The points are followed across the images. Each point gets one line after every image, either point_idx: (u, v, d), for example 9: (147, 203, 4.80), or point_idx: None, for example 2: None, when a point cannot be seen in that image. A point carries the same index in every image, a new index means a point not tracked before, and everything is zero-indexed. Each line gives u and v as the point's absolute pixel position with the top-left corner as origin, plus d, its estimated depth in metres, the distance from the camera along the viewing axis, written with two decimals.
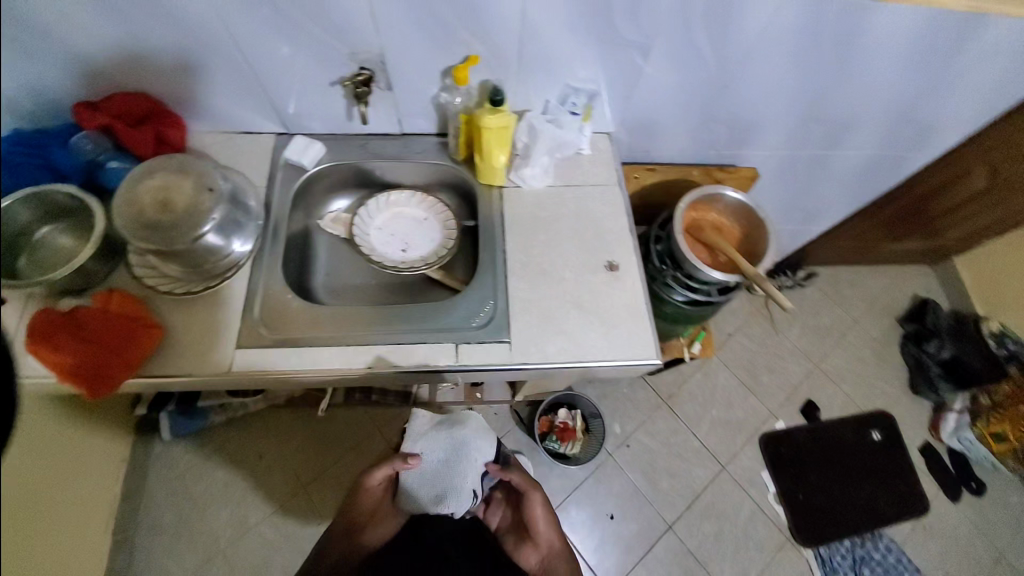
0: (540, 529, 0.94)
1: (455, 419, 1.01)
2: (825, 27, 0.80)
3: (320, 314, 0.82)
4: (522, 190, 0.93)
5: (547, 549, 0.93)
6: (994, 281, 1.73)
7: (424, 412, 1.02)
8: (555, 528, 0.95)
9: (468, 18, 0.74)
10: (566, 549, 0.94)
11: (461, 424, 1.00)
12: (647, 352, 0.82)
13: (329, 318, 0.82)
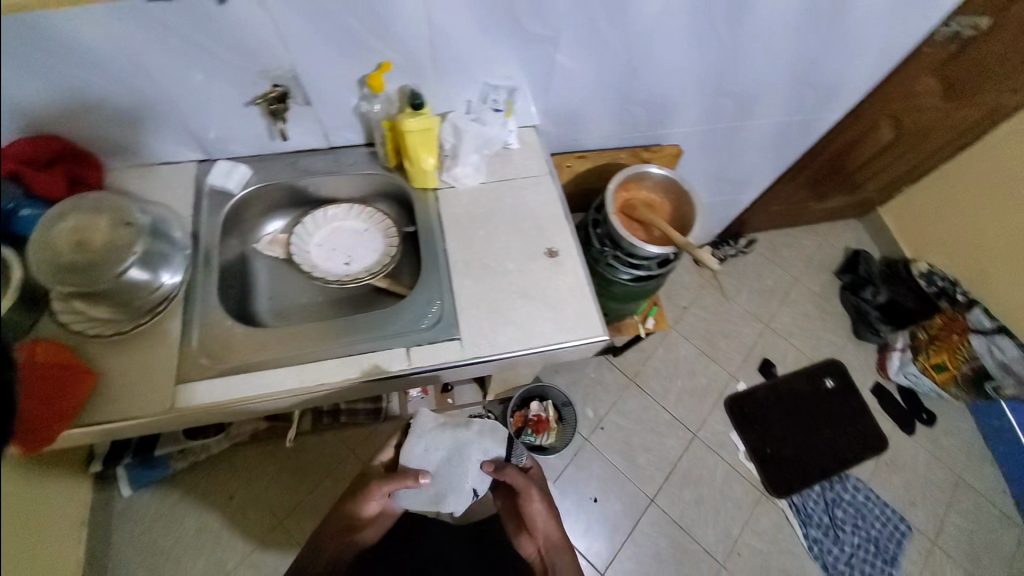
0: (537, 523, 0.97)
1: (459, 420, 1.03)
2: (716, 7, 0.85)
3: (264, 338, 0.81)
4: (456, 190, 0.95)
5: (546, 543, 0.95)
6: (916, 226, 1.87)
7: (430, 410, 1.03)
8: (553, 522, 0.97)
9: (376, 27, 0.75)
10: (564, 544, 0.95)
11: (465, 426, 1.02)
12: (595, 330, 0.85)
13: (273, 339, 0.81)
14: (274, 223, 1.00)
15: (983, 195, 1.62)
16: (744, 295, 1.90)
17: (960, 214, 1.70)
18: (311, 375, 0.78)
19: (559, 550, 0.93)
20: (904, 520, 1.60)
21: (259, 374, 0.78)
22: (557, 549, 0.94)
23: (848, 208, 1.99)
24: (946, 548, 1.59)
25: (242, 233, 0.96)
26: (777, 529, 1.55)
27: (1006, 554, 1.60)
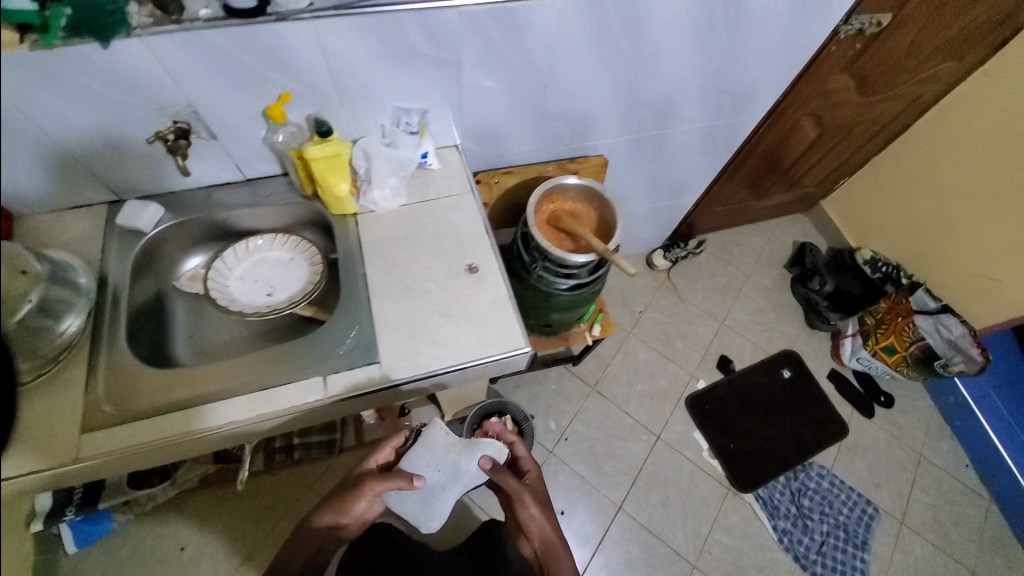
0: (533, 528, 0.93)
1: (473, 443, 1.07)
2: (609, 21, 0.88)
3: (174, 378, 0.79)
4: (376, 214, 0.95)
5: (541, 546, 0.92)
6: (856, 215, 1.93)
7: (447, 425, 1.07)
8: (549, 523, 0.93)
9: (268, 59, 0.76)
10: (562, 544, 0.92)
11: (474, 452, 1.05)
12: (517, 342, 0.85)
13: (183, 380, 0.79)
14: (193, 259, 0.99)
15: (916, 182, 1.68)
16: (698, 295, 1.93)
17: (898, 202, 1.76)
18: (225, 413, 0.78)
19: (557, 546, 0.91)
20: (871, 502, 1.59)
21: (168, 416, 0.77)
22: (555, 547, 0.91)
23: (793, 203, 2.04)
24: (915, 528, 1.57)
25: (159, 273, 0.95)
26: (746, 524, 1.54)
27: (975, 526, 1.59)
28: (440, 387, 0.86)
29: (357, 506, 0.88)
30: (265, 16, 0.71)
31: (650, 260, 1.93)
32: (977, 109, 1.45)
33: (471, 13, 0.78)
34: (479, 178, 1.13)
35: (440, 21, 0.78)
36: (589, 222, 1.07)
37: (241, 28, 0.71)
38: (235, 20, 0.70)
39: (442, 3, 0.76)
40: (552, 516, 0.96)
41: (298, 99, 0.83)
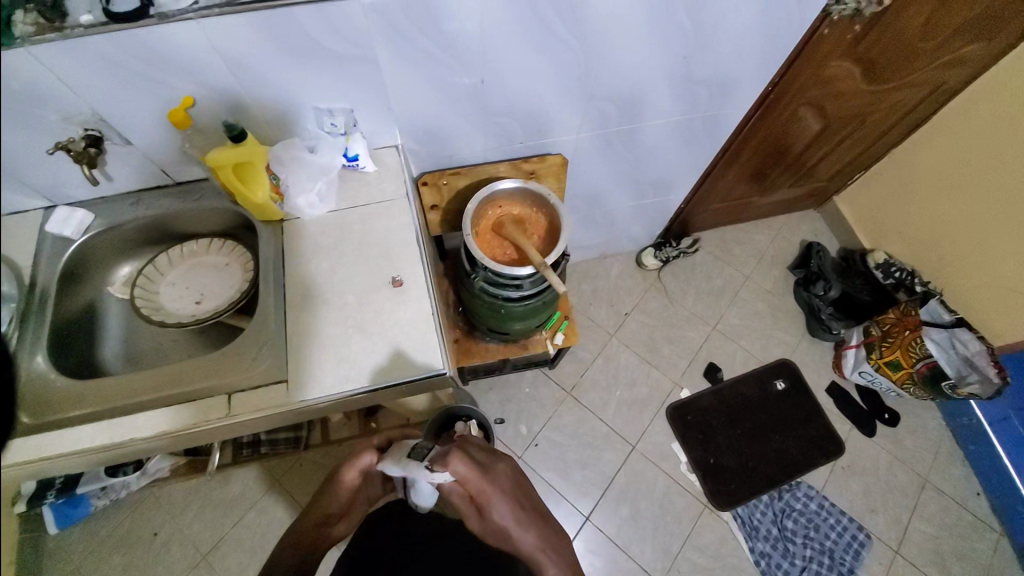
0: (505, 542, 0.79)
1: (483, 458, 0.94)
2: (541, 8, 0.79)
3: (87, 389, 0.78)
4: (303, 220, 0.91)
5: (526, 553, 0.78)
6: (872, 213, 1.75)
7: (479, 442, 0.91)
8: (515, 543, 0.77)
9: (163, 62, 0.71)
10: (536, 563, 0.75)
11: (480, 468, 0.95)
12: (434, 364, 0.81)
13: (91, 394, 0.78)
14: (128, 263, 0.97)
15: (942, 178, 1.49)
16: (690, 297, 1.81)
17: (918, 200, 1.58)
18: (138, 428, 0.77)
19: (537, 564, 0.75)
20: (862, 528, 1.48)
21: (81, 428, 0.77)
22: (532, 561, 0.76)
23: (803, 198, 1.86)
24: (911, 558, 1.46)
25: (92, 278, 0.93)
26: (721, 544, 1.47)
27: (983, 561, 1.45)
28: (355, 405, 0.83)
29: (347, 478, 0.92)
30: (149, 17, 0.67)
31: (639, 260, 1.82)
32: (1010, 97, 1.25)
33: (377, 4, 0.71)
34: (425, 180, 1.08)
35: (343, 13, 0.71)
36: (535, 233, 1.01)
37: (124, 33, 0.66)
38: (114, 25, 0.66)
39: None
40: (520, 530, 0.77)
41: (208, 101, 0.79)
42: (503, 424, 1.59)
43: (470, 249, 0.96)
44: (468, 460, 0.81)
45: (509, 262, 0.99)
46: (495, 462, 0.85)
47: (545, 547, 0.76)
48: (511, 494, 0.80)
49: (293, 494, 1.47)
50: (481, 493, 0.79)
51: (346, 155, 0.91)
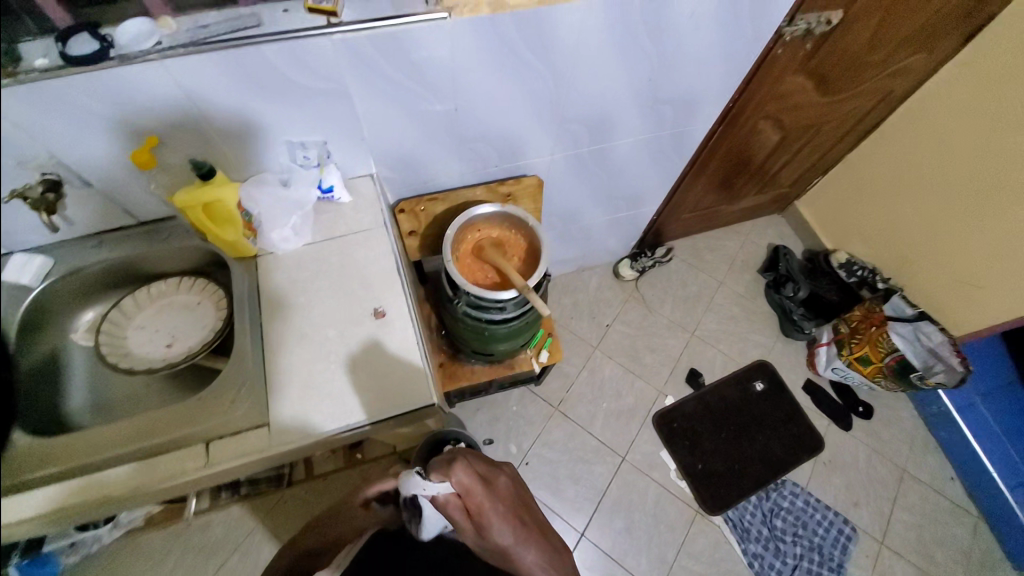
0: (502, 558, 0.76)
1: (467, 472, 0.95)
2: (512, 39, 0.81)
3: (54, 445, 0.73)
4: (278, 255, 0.89)
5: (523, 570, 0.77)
6: (831, 215, 1.84)
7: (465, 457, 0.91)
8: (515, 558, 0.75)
9: (124, 102, 0.69)
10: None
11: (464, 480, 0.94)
12: (422, 395, 0.79)
13: (59, 451, 0.73)
14: (91, 309, 0.93)
15: (894, 181, 1.58)
16: (668, 305, 1.85)
17: (873, 202, 1.67)
18: (114, 484, 0.73)
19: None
20: (847, 521, 1.53)
21: (52, 489, 0.72)
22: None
23: (767, 204, 1.93)
24: (895, 547, 1.51)
25: (54, 327, 0.88)
26: (715, 549, 1.48)
27: (962, 545, 1.51)
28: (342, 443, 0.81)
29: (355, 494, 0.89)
30: (109, 59, 0.65)
31: (617, 271, 1.85)
32: (957, 100, 1.35)
33: (347, 39, 0.71)
34: (402, 207, 1.07)
35: (314, 48, 0.71)
36: (515, 255, 1.01)
37: (82, 76, 0.64)
38: (71, 68, 0.64)
39: (314, 29, 0.69)
40: (521, 546, 0.76)
41: (174, 140, 0.77)
42: (493, 444, 1.58)
43: (452, 275, 0.96)
44: (472, 471, 0.79)
45: (490, 286, 0.99)
46: (493, 476, 0.82)
47: (545, 563, 0.77)
48: (511, 509, 0.79)
49: (277, 535, 1.40)
50: (484, 507, 0.77)
51: (321, 187, 0.90)
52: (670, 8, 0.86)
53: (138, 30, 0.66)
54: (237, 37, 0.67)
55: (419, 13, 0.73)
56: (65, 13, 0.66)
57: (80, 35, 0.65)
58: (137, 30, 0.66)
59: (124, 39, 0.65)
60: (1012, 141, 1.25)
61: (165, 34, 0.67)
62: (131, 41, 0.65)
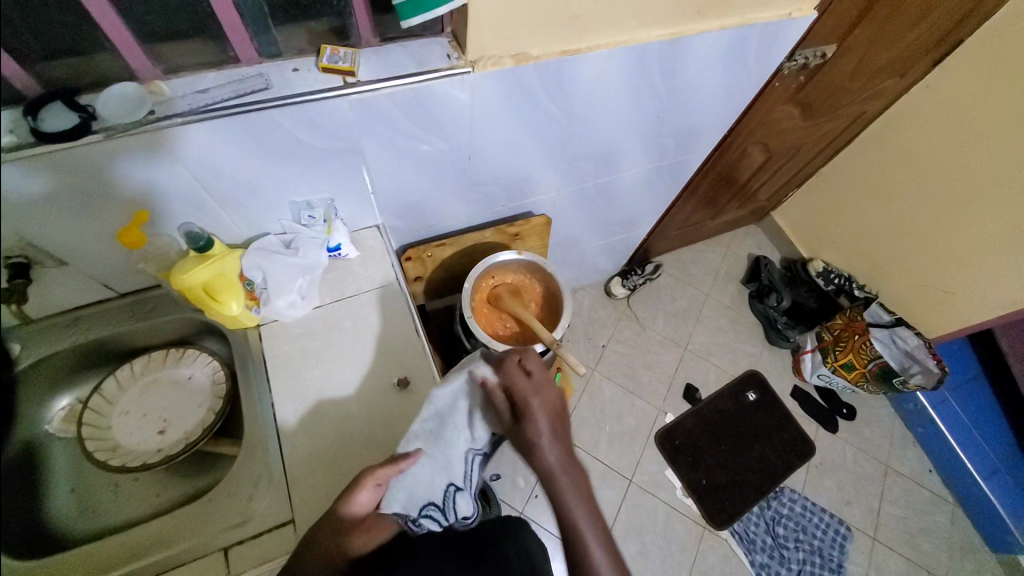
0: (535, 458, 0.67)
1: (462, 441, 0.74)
2: (532, 88, 0.77)
3: (55, 562, 0.66)
4: (282, 322, 0.81)
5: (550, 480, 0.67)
6: (807, 227, 1.90)
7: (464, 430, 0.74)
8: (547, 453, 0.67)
9: (104, 177, 0.60)
10: (564, 486, 0.65)
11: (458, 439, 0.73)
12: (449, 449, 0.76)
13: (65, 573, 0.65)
14: (64, 395, 0.82)
15: (866, 193, 1.64)
16: (660, 321, 1.87)
17: (846, 214, 1.73)
18: None
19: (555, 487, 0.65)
20: (842, 521, 1.60)
21: None
22: (558, 484, 0.65)
23: (746, 217, 1.99)
24: (886, 541, 1.59)
25: (22, 420, 0.77)
26: (726, 563, 1.51)
27: (944, 533, 1.62)
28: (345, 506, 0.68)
29: (356, 499, 0.63)
30: (91, 133, 0.56)
31: (609, 290, 1.85)
32: (922, 119, 1.40)
33: (364, 99, 0.65)
34: (408, 255, 1.01)
35: (327, 109, 0.64)
36: (532, 305, 0.98)
37: (60, 154, 0.55)
38: (45, 146, 0.55)
39: (327, 91, 0.62)
40: (553, 446, 0.67)
41: (165, 208, 0.69)
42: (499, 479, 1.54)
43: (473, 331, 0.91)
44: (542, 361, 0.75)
45: (511, 340, 0.95)
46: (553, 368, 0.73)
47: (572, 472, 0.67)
48: (554, 409, 0.70)
49: None
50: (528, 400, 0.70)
51: (328, 247, 0.83)
52: (687, 50, 0.85)
53: (123, 96, 0.57)
54: (241, 103, 0.60)
55: (442, 69, 0.67)
56: (30, 78, 0.55)
57: (52, 106, 0.55)
58: (122, 96, 0.57)
59: (108, 109, 0.56)
60: (971, 158, 1.32)
61: (156, 101, 0.58)
62: (118, 112, 0.56)
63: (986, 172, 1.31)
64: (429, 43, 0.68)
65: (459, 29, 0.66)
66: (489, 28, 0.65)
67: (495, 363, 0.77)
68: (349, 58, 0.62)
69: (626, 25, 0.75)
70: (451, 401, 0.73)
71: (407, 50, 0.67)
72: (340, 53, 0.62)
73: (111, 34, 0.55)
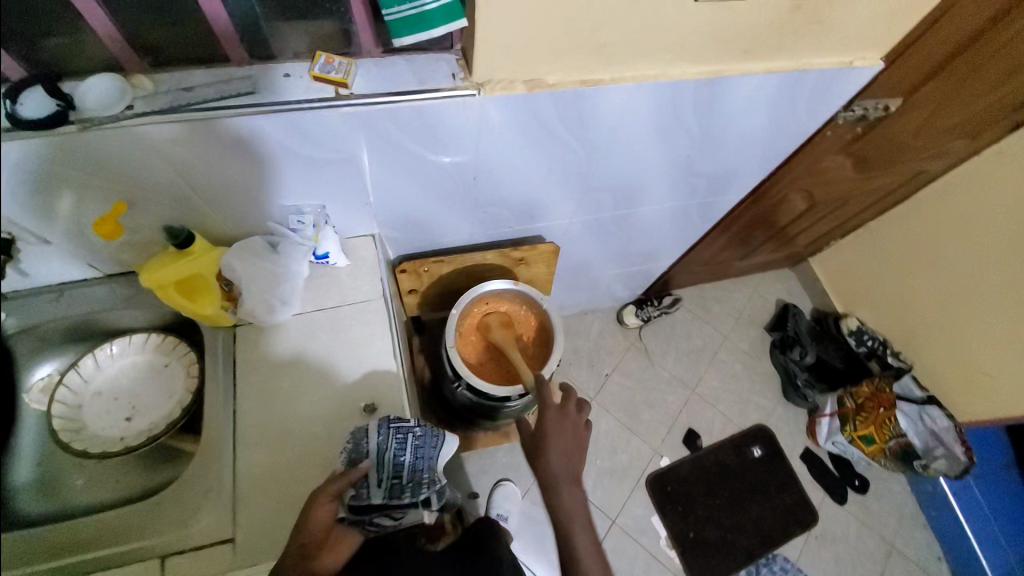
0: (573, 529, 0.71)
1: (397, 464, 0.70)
2: (547, 115, 0.71)
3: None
4: (258, 327, 0.79)
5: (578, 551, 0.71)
6: (845, 280, 1.73)
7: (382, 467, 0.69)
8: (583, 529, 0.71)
9: (82, 165, 0.59)
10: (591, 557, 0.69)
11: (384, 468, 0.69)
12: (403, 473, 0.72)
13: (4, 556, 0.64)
14: (47, 363, 0.82)
15: (912, 256, 1.48)
16: (670, 358, 1.77)
17: (885, 274, 1.57)
18: None
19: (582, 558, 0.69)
20: None
21: None
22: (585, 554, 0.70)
23: (780, 260, 1.85)
24: None
25: None
26: None
27: None
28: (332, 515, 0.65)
29: (313, 516, 0.60)
30: (68, 122, 0.55)
31: (621, 318, 1.77)
32: (987, 192, 1.23)
33: (355, 113, 0.61)
34: (403, 267, 0.97)
35: (314, 119, 0.60)
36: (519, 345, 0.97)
37: (38, 140, 0.55)
38: (23, 131, 0.54)
39: (317, 101, 0.59)
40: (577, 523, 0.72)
41: (146, 201, 0.67)
42: None
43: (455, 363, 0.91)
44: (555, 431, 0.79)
45: (487, 375, 0.95)
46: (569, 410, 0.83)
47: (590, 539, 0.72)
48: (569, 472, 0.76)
49: None
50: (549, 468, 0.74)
51: (315, 253, 0.80)
52: (729, 92, 0.77)
53: (105, 87, 0.56)
54: (222, 104, 0.58)
55: (444, 89, 0.63)
56: (18, 61, 0.55)
57: (33, 90, 0.55)
58: (104, 88, 0.56)
59: (88, 100, 0.56)
60: None
61: (139, 96, 0.57)
62: (97, 103, 0.56)
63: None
64: (435, 59, 0.64)
65: (468, 49, 0.62)
66: (500, 50, 0.60)
67: (371, 466, 0.67)
68: (343, 69, 0.59)
69: (659, 59, 0.69)
70: (367, 442, 0.69)
71: (411, 65, 0.63)
72: (334, 63, 0.60)
73: (95, 26, 0.54)
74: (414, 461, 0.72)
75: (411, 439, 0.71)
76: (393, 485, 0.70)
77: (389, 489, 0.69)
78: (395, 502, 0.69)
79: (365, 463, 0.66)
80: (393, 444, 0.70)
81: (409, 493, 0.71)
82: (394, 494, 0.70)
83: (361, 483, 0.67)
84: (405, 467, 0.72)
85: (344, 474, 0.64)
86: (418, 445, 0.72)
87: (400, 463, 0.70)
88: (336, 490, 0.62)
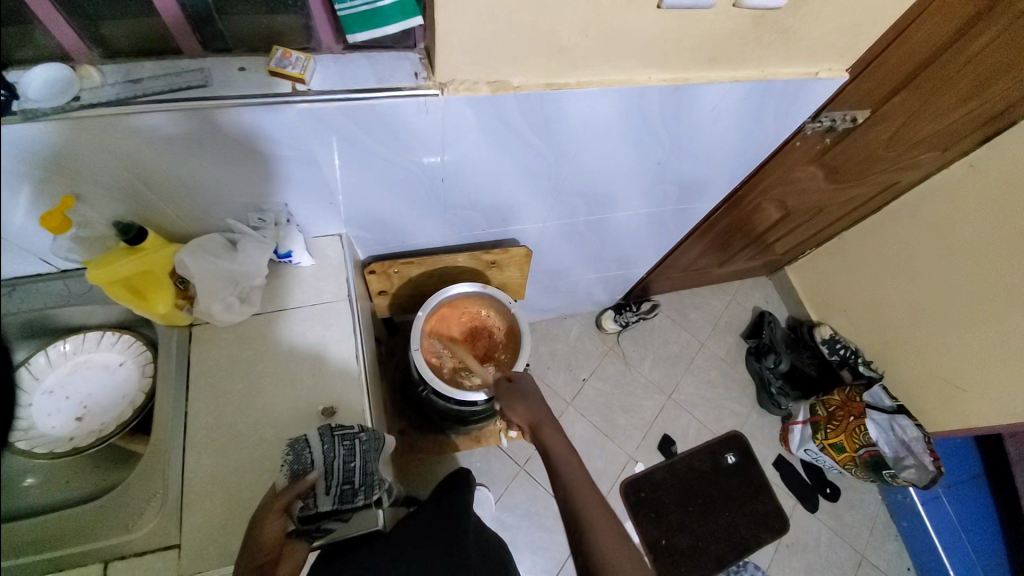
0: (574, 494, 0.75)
1: (343, 470, 0.67)
2: (512, 118, 0.71)
3: None
4: (215, 326, 0.77)
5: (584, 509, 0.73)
6: (819, 289, 1.75)
7: (327, 477, 0.66)
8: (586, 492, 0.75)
9: (24, 156, 0.57)
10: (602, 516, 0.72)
11: (330, 477, 0.66)
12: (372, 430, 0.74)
13: None
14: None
15: (882, 267, 1.50)
16: (648, 363, 1.77)
17: (858, 284, 1.59)
18: None
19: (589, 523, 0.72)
20: None
21: None
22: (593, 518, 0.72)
23: (757, 269, 1.86)
24: None
25: None
26: None
27: None
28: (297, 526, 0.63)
29: (265, 534, 0.59)
30: (10, 112, 0.54)
31: (599, 323, 1.77)
32: (953, 205, 1.26)
33: (314, 109, 0.61)
34: (372, 268, 0.96)
35: (273, 117, 0.60)
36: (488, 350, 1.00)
37: None
38: None
39: (276, 97, 0.59)
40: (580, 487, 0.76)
41: (94, 194, 0.65)
42: None
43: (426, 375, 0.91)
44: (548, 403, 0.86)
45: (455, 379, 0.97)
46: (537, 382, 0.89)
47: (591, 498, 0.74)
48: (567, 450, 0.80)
49: None
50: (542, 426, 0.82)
51: (277, 253, 0.79)
52: (698, 99, 0.78)
53: (50, 79, 0.55)
54: (174, 97, 0.56)
55: (406, 88, 0.63)
56: None
57: None
58: (49, 77, 0.55)
59: (32, 90, 0.54)
60: (993, 254, 1.20)
61: (86, 88, 0.56)
62: (44, 93, 0.54)
63: (1005, 273, 1.18)
64: (398, 58, 0.65)
65: (430, 49, 0.62)
66: (462, 52, 0.60)
67: (313, 477, 0.65)
68: (300, 65, 0.59)
69: (625, 64, 0.69)
70: (311, 451, 0.66)
71: (372, 63, 0.64)
72: (291, 58, 0.59)
73: (40, 14, 0.52)
74: (365, 464, 0.69)
75: (359, 445, 0.69)
76: (345, 491, 0.67)
77: (340, 496, 0.67)
78: (347, 506, 0.68)
79: (313, 473, 0.65)
80: (341, 452, 0.67)
81: (362, 496, 0.69)
82: (346, 499, 0.67)
83: (308, 493, 0.65)
84: (357, 472, 0.68)
85: (282, 493, 0.62)
86: (366, 449, 0.70)
87: (351, 468, 0.67)
88: (277, 509, 0.61)
